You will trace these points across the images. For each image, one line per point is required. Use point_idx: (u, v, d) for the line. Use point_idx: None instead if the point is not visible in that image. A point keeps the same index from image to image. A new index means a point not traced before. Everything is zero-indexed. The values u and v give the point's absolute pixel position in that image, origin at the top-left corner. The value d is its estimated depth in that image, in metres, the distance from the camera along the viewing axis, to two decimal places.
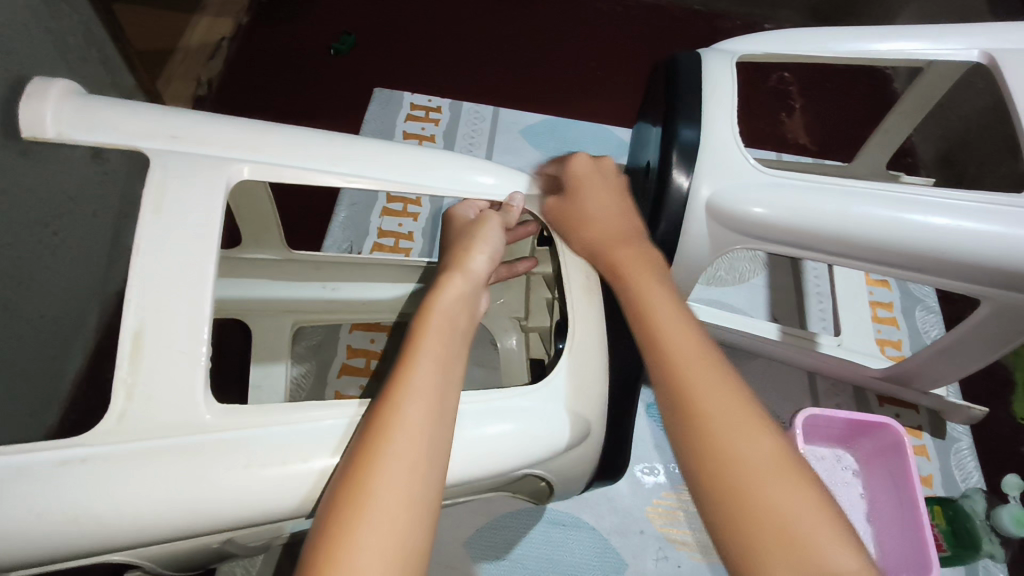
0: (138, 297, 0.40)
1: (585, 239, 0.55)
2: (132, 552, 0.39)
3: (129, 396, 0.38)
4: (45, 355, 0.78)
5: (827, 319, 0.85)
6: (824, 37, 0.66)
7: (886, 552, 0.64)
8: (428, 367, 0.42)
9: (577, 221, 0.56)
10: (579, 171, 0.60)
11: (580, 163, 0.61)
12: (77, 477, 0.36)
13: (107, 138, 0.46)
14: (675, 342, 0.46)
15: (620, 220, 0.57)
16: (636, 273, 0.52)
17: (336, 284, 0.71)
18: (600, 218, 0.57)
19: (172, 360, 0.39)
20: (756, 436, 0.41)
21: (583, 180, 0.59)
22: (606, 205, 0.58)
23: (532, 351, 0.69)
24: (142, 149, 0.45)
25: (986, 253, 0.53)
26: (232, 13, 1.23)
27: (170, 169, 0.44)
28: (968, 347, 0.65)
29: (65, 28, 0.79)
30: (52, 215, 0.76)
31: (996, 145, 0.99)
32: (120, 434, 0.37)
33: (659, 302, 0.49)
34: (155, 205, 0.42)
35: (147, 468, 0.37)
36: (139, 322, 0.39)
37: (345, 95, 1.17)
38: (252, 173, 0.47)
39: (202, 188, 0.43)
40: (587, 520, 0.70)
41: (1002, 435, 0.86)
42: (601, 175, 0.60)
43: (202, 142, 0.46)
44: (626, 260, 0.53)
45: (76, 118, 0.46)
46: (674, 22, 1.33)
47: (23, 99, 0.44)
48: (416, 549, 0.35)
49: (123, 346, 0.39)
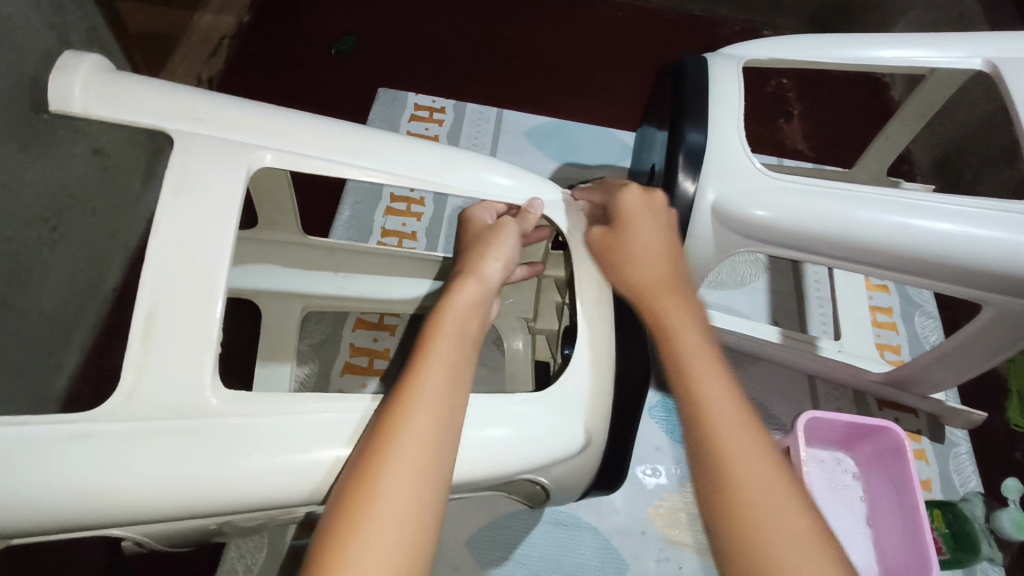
0: (154, 278, 0.40)
1: (622, 278, 0.54)
2: (133, 529, 0.39)
3: (138, 375, 0.38)
4: (41, 350, 0.77)
5: (828, 322, 0.86)
6: (829, 43, 0.67)
7: (887, 555, 0.64)
8: (440, 370, 0.42)
9: (621, 253, 0.54)
10: (626, 201, 0.57)
11: (630, 192, 0.57)
12: (86, 450, 0.36)
13: (132, 117, 0.46)
14: (719, 410, 0.42)
15: (660, 251, 0.54)
16: (678, 313, 0.49)
17: (347, 272, 0.71)
18: (639, 254, 0.54)
19: (182, 342, 0.39)
20: (795, 516, 0.38)
21: (629, 208, 0.56)
22: (650, 238, 0.55)
23: (538, 353, 0.70)
24: (166, 129, 0.46)
25: (990, 258, 0.53)
26: (234, 11, 1.23)
27: (193, 149, 0.44)
28: (970, 353, 0.65)
29: (67, 23, 0.79)
30: (52, 212, 0.75)
31: (992, 153, 1.00)
32: (128, 412, 0.37)
33: (682, 318, 0.49)
34: (175, 189, 0.42)
35: (155, 448, 0.37)
36: (152, 303, 0.39)
37: (347, 94, 1.17)
38: (274, 160, 0.47)
39: (224, 171, 0.44)
40: (589, 521, 0.70)
41: (997, 440, 0.86)
42: (649, 207, 0.57)
43: (223, 127, 0.46)
44: (666, 298, 0.51)
45: (103, 95, 0.46)
46: (675, 28, 1.34)
47: (53, 71, 0.45)
48: (411, 559, 0.35)
49: (135, 326, 0.39)
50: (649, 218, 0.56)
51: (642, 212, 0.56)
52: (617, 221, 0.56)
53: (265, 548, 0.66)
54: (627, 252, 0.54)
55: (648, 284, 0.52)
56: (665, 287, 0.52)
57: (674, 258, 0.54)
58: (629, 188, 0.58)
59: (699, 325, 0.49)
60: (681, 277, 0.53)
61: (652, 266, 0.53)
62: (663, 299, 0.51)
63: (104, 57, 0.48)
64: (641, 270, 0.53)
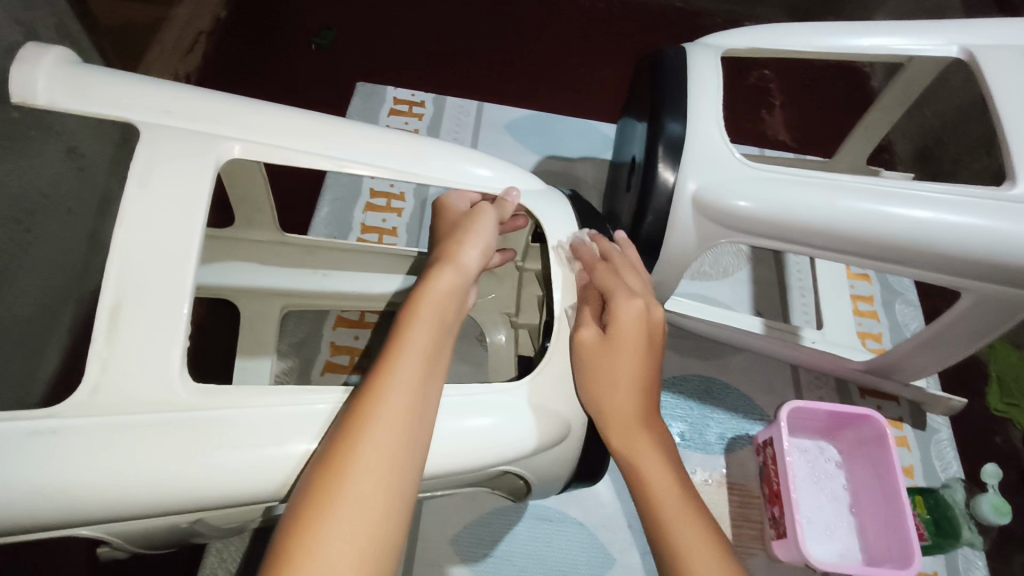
0: (119, 268, 0.38)
1: (590, 331, 0.49)
2: (101, 527, 0.38)
3: (103, 368, 0.37)
4: (17, 353, 0.74)
5: (810, 312, 0.86)
6: (809, 32, 0.66)
7: (869, 541, 0.65)
8: (414, 359, 0.41)
9: (610, 383, 0.49)
10: (624, 319, 0.50)
11: (630, 309, 0.50)
12: (50, 449, 0.35)
13: (99, 108, 0.44)
14: (627, 421, 0.49)
15: (641, 385, 0.50)
16: (646, 462, 0.48)
17: (327, 270, 0.70)
18: (619, 330, 0.49)
19: (149, 334, 0.38)
20: (672, 484, 0.48)
21: (625, 328, 0.50)
22: (636, 371, 0.49)
23: (521, 347, 0.69)
24: (133, 121, 0.44)
25: (967, 244, 0.54)
26: (210, 7, 1.21)
27: (160, 142, 0.43)
28: (949, 340, 0.65)
29: (35, 19, 0.76)
30: (25, 213, 0.73)
31: (970, 141, 1.01)
32: (93, 409, 0.36)
33: (631, 342, 0.50)
34: (142, 181, 0.41)
35: (123, 446, 0.36)
36: (118, 295, 0.38)
37: (327, 89, 1.15)
38: (242, 152, 0.45)
39: (191, 162, 0.42)
40: (573, 515, 0.70)
41: (978, 426, 0.87)
42: (641, 328, 0.51)
43: (191, 118, 0.45)
44: (637, 444, 0.49)
45: (67, 84, 0.44)
46: (656, 19, 1.33)
47: (14, 62, 0.43)
48: (380, 553, 0.34)
49: (99, 318, 0.37)
50: (641, 337, 0.50)
51: (640, 339, 0.50)
52: (611, 330, 0.49)
53: (246, 551, 0.65)
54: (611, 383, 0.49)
55: (632, 446, 0.49)
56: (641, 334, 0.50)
57: (654, 340, 0.51)
58: (636, 305, 0.51)
59: (675, 473, 0.48)
60: (652, 354, 0.51)
61: (637, 326, 0.50)
62: (642, 456, 0.48)
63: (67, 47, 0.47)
64: (622, 326, 0.50)
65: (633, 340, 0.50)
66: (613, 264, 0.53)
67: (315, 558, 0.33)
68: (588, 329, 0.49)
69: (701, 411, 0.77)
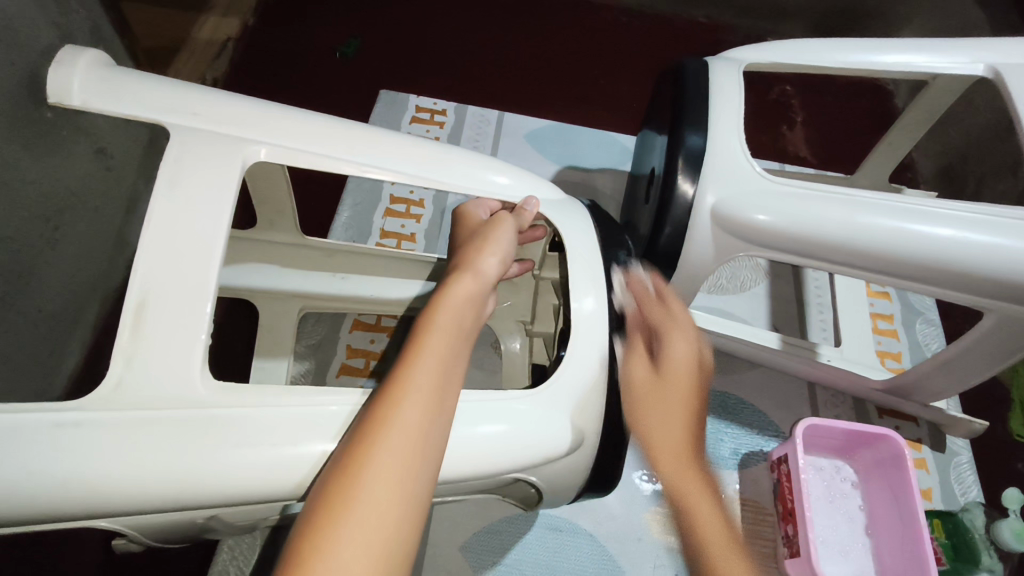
0: (146, 266, 0.39)
1: (636, 368, 0.52)
2: (119, 520, 0.39)
3: (127, 364, 0.38)
4: (41, 348, 0.76)
5: (828, 329, 0.85)
6: (833, 47, 0.66)
7: (885, 564, 0.64)
8: (432, 365, 0.42)
9: (654, 413, 0.51)
10: (673, 356, 0.53)
11: (676, 346, 0.54)
12: (74, 439, 0.36)
13: (131, 111, 0.46)
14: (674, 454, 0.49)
15: (691, 420, 0.51)
16: (695, 496, 0.47)
17: (346, 274, 0.71)
18: (665, 366, 0.53)
19: (173, 331, 0.39)
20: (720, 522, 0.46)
21: (675, 366, 0.53)
22: (685, 401, 0.51)
23: (535, 355, 0.70)
24: (164, 124, 0.45)
25: (992, 264, 0.53)
26: (239, 13, 1.24)
27: (189, 144, 0.44)
28: (971, 361, 0.64)
29: (72, 23, 0.78)
30: (53, 211, 0.73)
31: (995, 161, 1.00)
32: (116, 402, 0.37)
33: (680, 383, 0.52)
34: (171, 181, 0.42)
35: (142, 440, 0.37)
36: (143, 292, 0.39)
37: (350, 96, 1.17)
38: (268, 156, 0.46)
39: (218, 165, 0.43)
40: (584, 526, 0.70)
41: (1000, 451, 0.86)
42: (688, 366, 0.53)
43: (220, 121, 0.46)
44: (686, 477, 0.48)
45: (101, 87, 0.46)
46: (678, 33, 1.34)
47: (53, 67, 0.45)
48: (392, 556, 0.34)
49: (125, 314, 0.38)
50: (692, 376, 0.53)
51: (688, 375, 0.53)
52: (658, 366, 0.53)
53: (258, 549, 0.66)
54: (658, 413, 0.51)
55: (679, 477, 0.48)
56: (691, 375, 0.53)
57: (702, 384, 0.53)
58: (682, 342, 0.54)
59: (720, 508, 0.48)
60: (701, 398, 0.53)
61: (686, 363, 0.53)
62: (688, 490, 0.48)
63: (104, 53, 0.49)
64: (671, 360, 0.53)
65: (682, 381, 0.52)
66: (663, 309, 0.56)
67: (327, 559, 0.33)
68: (637, 364, 0.52)
69: (714, 425, 0.77)
